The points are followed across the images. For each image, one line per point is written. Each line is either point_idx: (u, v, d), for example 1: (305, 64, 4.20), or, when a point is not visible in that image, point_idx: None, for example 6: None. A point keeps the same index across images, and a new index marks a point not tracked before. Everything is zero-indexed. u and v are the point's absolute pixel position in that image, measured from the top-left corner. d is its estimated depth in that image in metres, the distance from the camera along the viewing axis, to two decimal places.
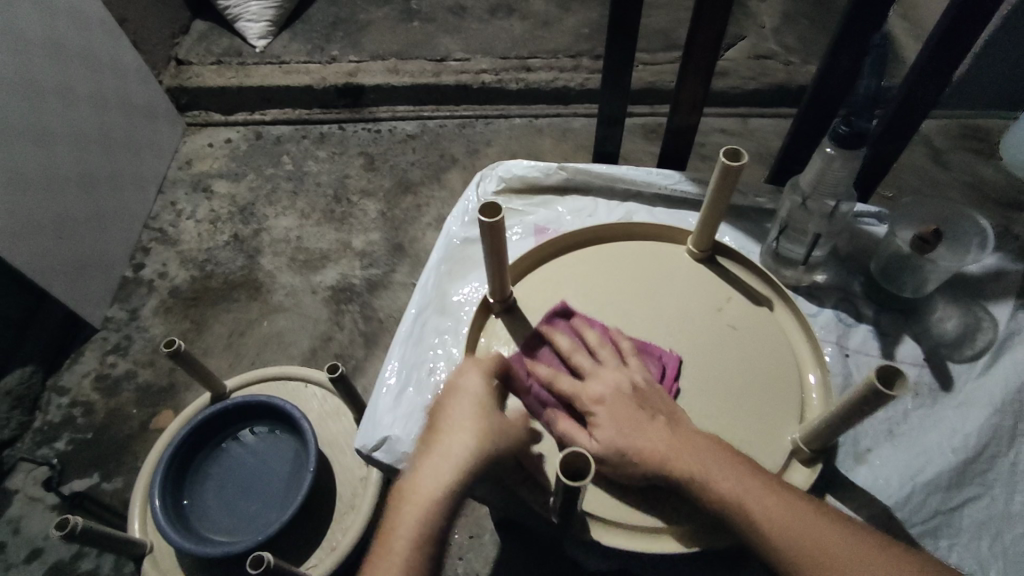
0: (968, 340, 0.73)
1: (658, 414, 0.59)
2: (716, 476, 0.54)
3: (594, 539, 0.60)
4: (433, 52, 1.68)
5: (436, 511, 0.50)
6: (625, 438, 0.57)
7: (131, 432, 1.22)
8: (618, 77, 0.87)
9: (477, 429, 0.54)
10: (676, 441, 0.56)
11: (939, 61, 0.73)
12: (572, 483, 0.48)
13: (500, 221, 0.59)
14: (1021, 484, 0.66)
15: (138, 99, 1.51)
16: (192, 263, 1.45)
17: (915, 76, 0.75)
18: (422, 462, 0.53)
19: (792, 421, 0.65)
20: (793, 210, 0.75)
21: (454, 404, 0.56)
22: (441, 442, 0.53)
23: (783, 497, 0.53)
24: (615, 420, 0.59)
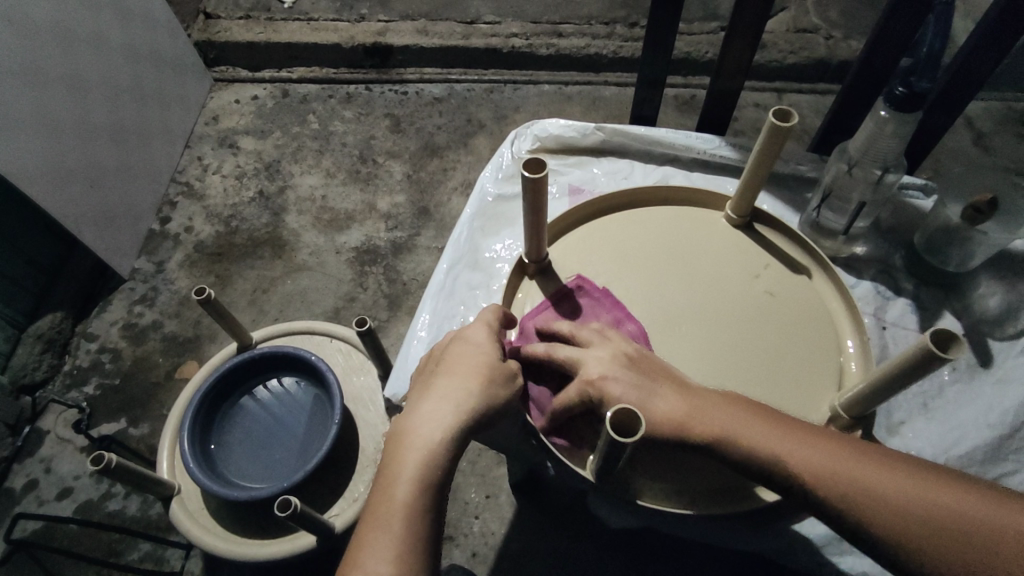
0: (1011, 317, 0.71)
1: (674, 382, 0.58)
2: (711, 415, 0.54)
3: (636, 501, 0.61)
4: (463, 14, 1.65)
5: (434, 450, 0.55)
6: (638, 399, 0.56)
7: (157, 380, 1.25)
8: (661, 38, 0.84)
9: (477, 376, 0.59)
10: (691, 405, 0.55)
11: (1001, 31, 0.70)
12: (622, 439, 0.48)
13: (543, 178, 0.59)
14: None
15: (169, 52, 1.50)
16: (218, 218, 1.46)
17: (972, 44, 0.72)
18: (421, 399, 0.59)
19: (831, 389, 0.65)
20: (839, 177, 0.75)
21: (459, 351, 0.61)
22: (440, 384, 0.58)
23: (813, 440, 0.53)
24: (630, 392, 0.56)
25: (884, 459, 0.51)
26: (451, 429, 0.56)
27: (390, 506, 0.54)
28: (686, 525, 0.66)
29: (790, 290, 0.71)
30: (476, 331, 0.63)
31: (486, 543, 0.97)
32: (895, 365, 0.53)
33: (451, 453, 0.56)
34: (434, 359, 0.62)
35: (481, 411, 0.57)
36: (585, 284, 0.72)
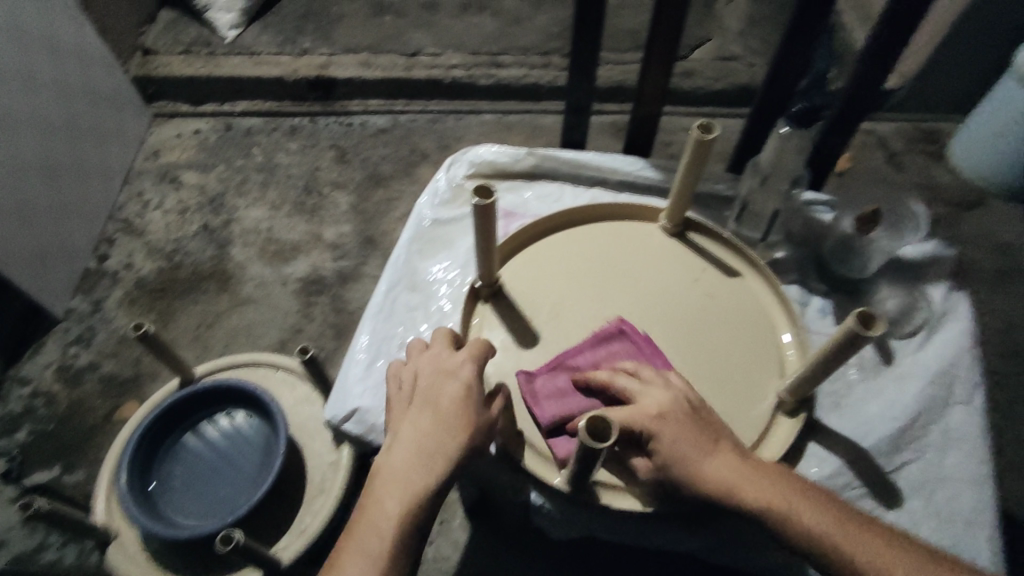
0: (906, 318, 0.77)
1: (718, 444, 0.57)
2: (770, 488, 0.55)
3: (605, 503, 0.64)
4: (404, 47, 1.69)
5: (406, 480, 0.57)
6: (698, 459, 0.56)
7: (94, 424, 1.21)
8: (584, 68, 0.89)
9: (443, 411, 0.59)
10: (750, 473, 0.56)
11: (884, 53, 0.78)
12: (595, 444, 0.50)
13: (493, 204, 0.62)
14: (954, 448, 0.69)
15: (105, 88, 1.48)
16: (160, 253, 1.43)
17: (860, 66, 0.80)
18: (404, 444, 0.58)
19: (771, 377, 0.71)
20: (753, 191, 0.81)
21: (434, 385, 0.61)
22: (413, 418, 0.60)
23: (842, 519, 0.54)
24: (688, 442, 0.57)
25: (940, 566, 0.52)
26: (420, 458, 0.57)
27: (362, 532, 0.56)
28: (632, 528, 0.68)
29: (729, 294, 0.76)
30: (451, 363, 0.62)
31: (439, 568, 0.97)
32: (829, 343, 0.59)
33: (431, 497, 0.57)
34: (421, 395, 0.61)
35: (451, 445, 0.58)
36: (628, 328, 0.70)
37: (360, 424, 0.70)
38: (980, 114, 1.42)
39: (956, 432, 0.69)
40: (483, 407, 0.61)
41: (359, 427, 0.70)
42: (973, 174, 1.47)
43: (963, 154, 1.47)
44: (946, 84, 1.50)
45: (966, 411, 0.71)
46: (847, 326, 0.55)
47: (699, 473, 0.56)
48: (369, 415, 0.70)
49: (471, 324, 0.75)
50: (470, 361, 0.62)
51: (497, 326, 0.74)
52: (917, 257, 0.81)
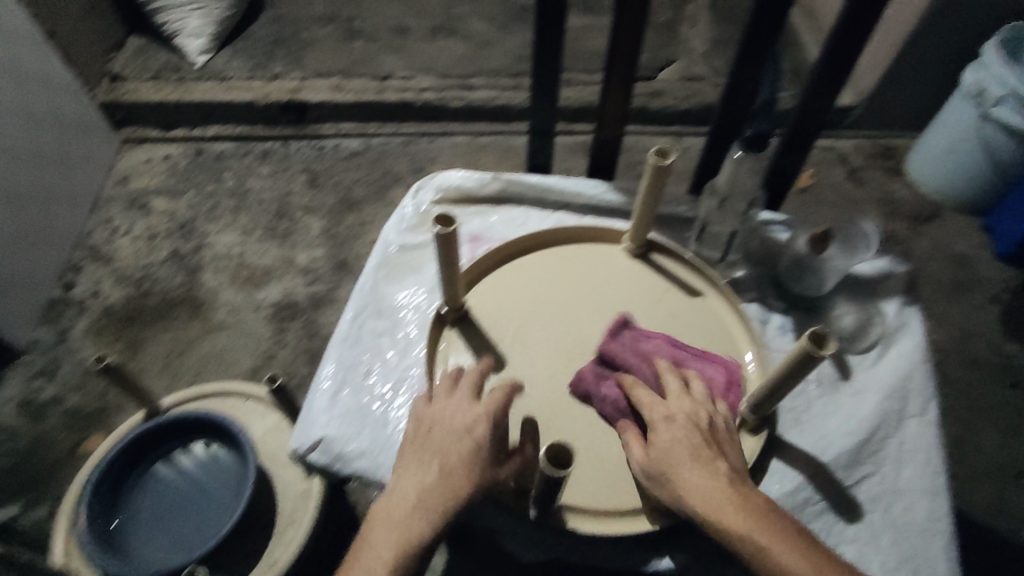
0: (863, 333, 0.79)
1: (719, 466, 0.56)
2: (750, 519, 0.53)
3: (572, 528, 0.64)
4: (376, 70, 1.69)
5: (399, 529, 0.56)
6: (684, 465, 0.56)
7: (58, 458, 1.18)
8: (548, 93, 0.91)
9: (445, 463, 0.57)
10: (735, 500, 0.54)
11: (834, 73, 0.80)
12: (555, 472, 0.51)
13: (454, 232, 0.62)
14: (909, 460, 0.70)
15: (71, 115, 1.45)
16: (128, 281, 1.41)
17: (811, 88, 0.82)
18: (404, 492, 0.57)
19: None
20: (712, 211, 0.84)
21: (438, 433, 0.60)
22: (412, 465, 0.59)
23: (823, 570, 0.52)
24: (685, 447, 0.57)
25: None
26: (415, 508, 0.56)
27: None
28: (602, 553, 0.68)
29: (692, 313, 0.78)
30: (459, 413, 0.60)
31: None
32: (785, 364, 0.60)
33: (423, 548, 0.56)
34: (432, 444, 0.59)
35: (447, 499, 0.56)
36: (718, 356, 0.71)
37: (326, 453, 0.70)
38: (934, 131, 1.47)
39: (911, 444, 0.71)
40: (491, 459, 0.58)
41: (325, 457, 0.69)
42: (929, 188, 1.52)
43: (919, 169, 1.53)
44: (902, 102, 1.55)
45: (920, 423, 0.72)
46: (799, 345, 0.57)
47: (688, 489, 0.55)
48: (335, 445, 0.70)
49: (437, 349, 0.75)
50: (484, 413, 0.59)
51: (463, 351, 0.74)
52: (871, 273, 0.83)
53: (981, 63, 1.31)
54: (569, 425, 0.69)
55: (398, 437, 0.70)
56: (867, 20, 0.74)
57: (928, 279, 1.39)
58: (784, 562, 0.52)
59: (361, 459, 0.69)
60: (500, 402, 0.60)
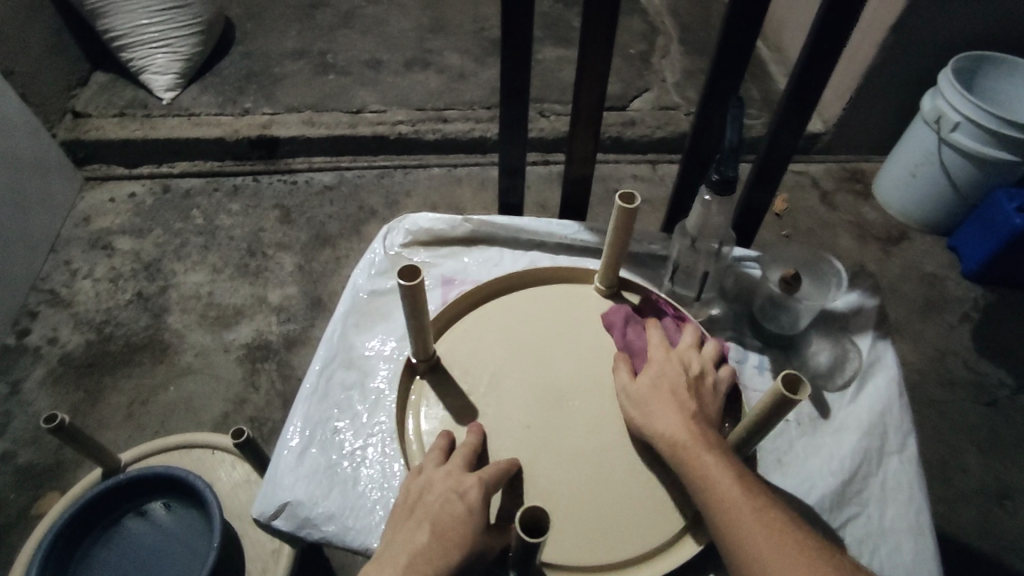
0: (838, 370, 0.77)
1: (689, 403, 0.63)
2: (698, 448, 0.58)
3: None
4: (349, 104, 1.68)
5: None
6: (656, 395, 0.64)
7: (8, 520, 1.10)
8: (517, 131, 0.90)
9: (436, 524, 0.55)
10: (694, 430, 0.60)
11: (797, 109, 0.77)
12: (530, 538, 0.48)
13: (420, 284, 0.59)
14: (893, 499, 0.68)
15: (28, 155, 1.40)
16: (89, 325, 1.35)
17: (776, 123, 0.79)
18: (395, 553, 0.53)
19: None
20: (683, 251, 0.81)
21: (429, 493, 0.58)
22: (401, 531, 0.55)
23: (751, 495, 0.54)
24: (665, 383, 0.65)
25: None
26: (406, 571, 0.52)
27: None
28: None
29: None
30: (448, 476, 0.59)
31: None
32: (761, 403, 0.58)
33: None
34: (423, 510, 0.56)
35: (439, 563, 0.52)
36: None
37: (292, 519, 0.65)
38: (897, 155, 1.51)
39: (892, 482, 0.68)
40: (484, 528, 0.56)
41: (291, 523, 0.65)
42: (896, 210, 1.55)
43: (886, 192, 1.56)
44: (868, 127, 1.59)
45: (901, 460, 0.70)
46: (773, 385, 0.55)
47: (657, 413, 0.63)
48: (301, 509, 0.65)
49: (408, 399, 0.72)
50: (476, 475, 0.58)
51: (434, 402, 0.71)
52: (843, 309, 0.81)
53: (937, 90, 1.35)
54: (548, 477, 0.66)
55: (368, 498, 0.66)
56: (830, 61, 0.72)
57: (902, 300, 1.41)
58: (712, 475, 0.56)
59: (329, 523, 0.65)
60: (497, 473, 0.60)
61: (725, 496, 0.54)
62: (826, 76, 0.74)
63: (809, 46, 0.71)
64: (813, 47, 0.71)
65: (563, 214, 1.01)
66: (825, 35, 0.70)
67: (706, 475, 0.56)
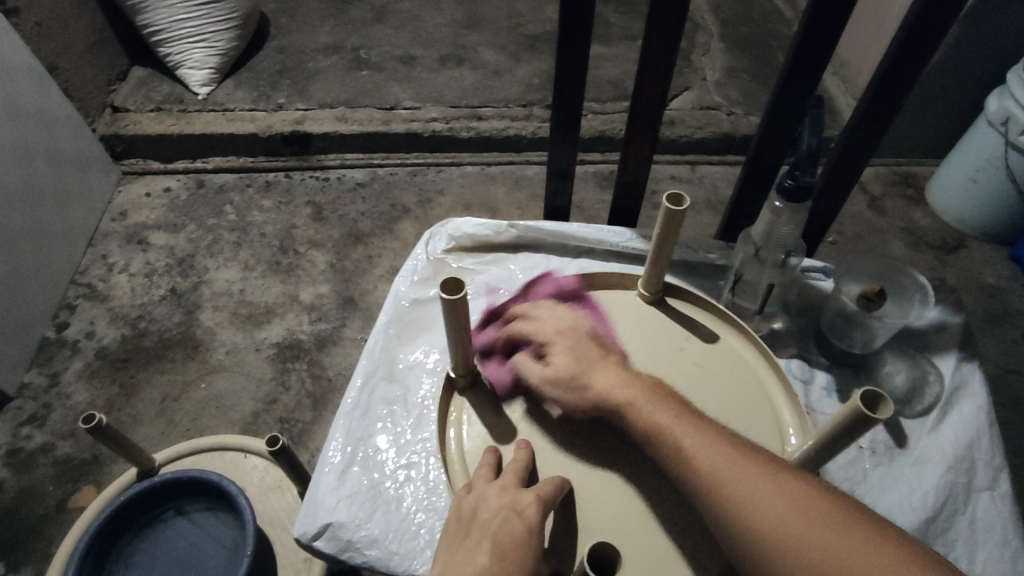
0: (917, 394, 0.72)
1: (608, 360, 0.63)
2: (640, 400, 0.59)
3: None
4: (383, 101, 1.65)
5: None
6: (576, 364, 0.63)
7: (45, 513, 1.10)
8: (566, 134, 0.86)
9: (497, 545, 0.51)
10: (628, 382, 0.61)
11: (877, 113, 0.72)
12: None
13: (462, 298, 0.56)
14: (983, 541, 0.63)
15: (69, 148, 1.40)
16: (124, 320, 1.35)
17: (853, 128, 0.74)
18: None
19: (777, 453, 0.65)
20: (747, 260, 0.76)
21: (484, 508, 0.55)
22: (460, 551, 0.52)
23: (726, 450, 0.54)
24: (574, 349, 0.64)
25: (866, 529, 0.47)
26: None
27: None
28: None
29: (723, 365, 0.72)
30: (501, 492, 0.56)
31: None
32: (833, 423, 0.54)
33: None
34: (481, 530, 0.53)
35: None
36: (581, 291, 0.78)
37: (334, 542, 0.63)
38: (957, 159, 1.43)
39: (982, 522, 0.64)
40: (541, 549, 0.53)
41: (333, 546, 0.62)
42: (952, 218, 1.47)
43: (941, 197, 1.48)
44: (924, 129, 1.51)
45: (992, 497, 0.66)
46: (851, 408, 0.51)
47: (590, 378, 0.62)
48: (344, 531, 0.63)
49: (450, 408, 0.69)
50: (533, 492, 0.55)
51: (475, 419, 0.68)
52: (924, 327, 0.76)
53: (1006, 90, 1.27)
54: (602, 503, 0.62)
55: (412, 521, 0.63)
56: (915, 63, 0.67)
57: None
58: (663, 422, 0.57)
59: (372, 547, 0.62)
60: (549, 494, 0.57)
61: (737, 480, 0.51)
62: (911, 79, 0.68)
63: (894, 47, 0.66)
64: (899, 48, 0.66)
65: (610, 220, 0.97)
66: (916, 34, 0.64)
67: (678, 442, 0.55)
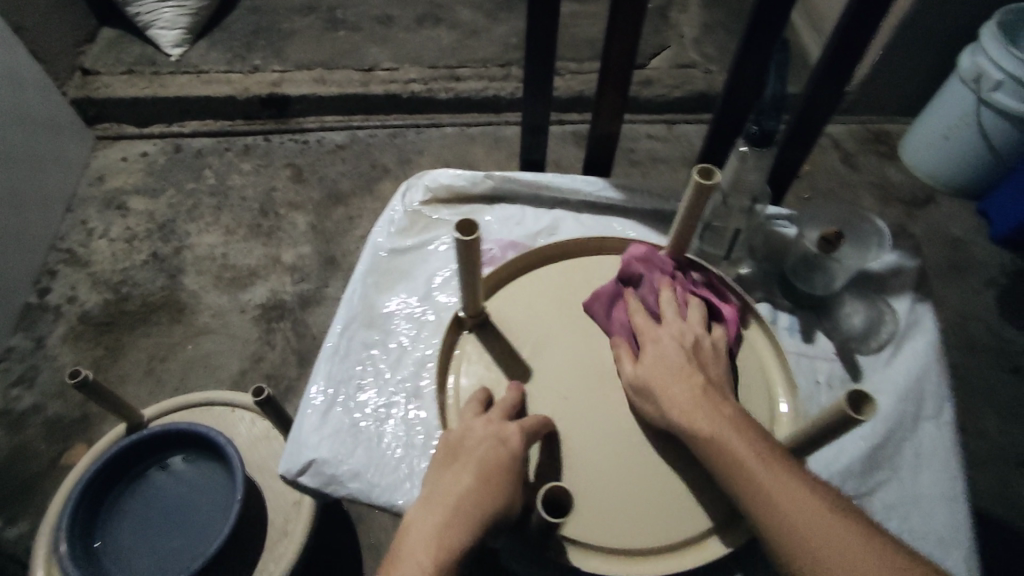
0: (873, 333, 0.76)
1: (695, 378, 0.60)
2: (697, 413, 0.56)
3: (574, 563, 0.60)
4: (360, 61, 1.64)
5: (449, 535, 0.50)
6: (657, 376, 0.61)
7: (38, 470, 1.13)
8: (539, 87, 0.87)
9: (481, 466, 0.54)
10: (697, 401, 0.57)
11: (841, 59, 0.73)
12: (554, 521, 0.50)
13: (477, 239, 0.59)
14: (926, 465, 0.68)
15: (40, 112, 1.38)
16: (106, 284, 1.36)
17: (819, 76, 0.76)
18: (441, 494, 0.53)
19: (758, 381, 0.70)
20: (716, 208, 0.78)
21: (469, 437, 0.58)
22: (445, 473, 0.55)
23: (716, 410, 0.56)
24: (667, 363, 0.62)
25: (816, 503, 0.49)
26: (455, 509, 0.51)
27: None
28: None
29: None
30: (488, 424, 0.59)
31: None
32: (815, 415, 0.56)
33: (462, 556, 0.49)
34: (466, 453, 0.56)
35: (487, 505, 0.52)
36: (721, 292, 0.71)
37: (319, 477, 0.66)
38: (929, 116, 1.45)
39: (927, 448, 0.69)
40: (522, 473, 0.57)
41: (318, 480, 0.66)
42: (924, 172, 1.50)
43: (913, 153, 1.51)
44: (897, 86, 1.53)
45: (937, 425, 0.70)
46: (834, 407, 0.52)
47: (664, 396, 0.59)
48: (328, 467, 0.66)
49: (450, 357, 0.72)
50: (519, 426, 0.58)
51: (472, 365, 0.70)
52: (881, 270, 0.80)
53: (977, 47, 1.29)
54: (579, 436, 0.66)
55: (393, 456, 0.67)
56: (878, 8, 0.68)
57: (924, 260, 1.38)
58: (709, 430, 0.55)
59: (354, 481, 0.66)
60: (529, 426, 0.60)
61: (780, 507, 0.49)
62: (873, 24, 0.70)
63: None
64: None
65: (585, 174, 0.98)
66: None
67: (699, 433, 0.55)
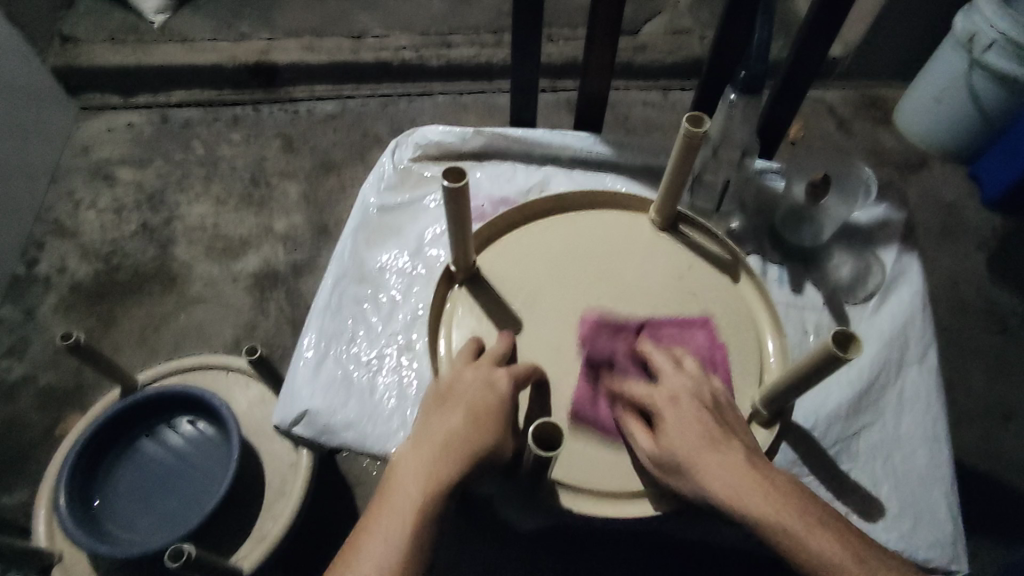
0: (861, 283, 0.77)
1: (728, 445, 0.54)
2: (738, 486, 0.51)
3: (566, 504, 0.61)
4: (350, 29, 1.61)
5: (437, 481, 0.52)
6: (683, 447, 0.54)
7: (33, 440, 1.13)
8: (529, 44, 0.86)
9: (470, 410, 0.55)
10: (738, 474, 0.52)
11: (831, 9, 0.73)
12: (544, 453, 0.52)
13: (465, 186, 0.58)
14: (909, 409, 0.70)
15: (22, 80, 1.35)
16: (96, 255, 1.34)
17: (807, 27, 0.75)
18: (431, 436, 0.54)
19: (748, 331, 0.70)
20: (706, 160, 0.80)
21: (460, 382, 0.58)
22: (435, 416, 0.56)
23: (718, 451, 0.53)
24: (689, 429, 0.55)
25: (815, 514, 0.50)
26: (443, 446, 0.53)
27: (376, 518, 0.52)
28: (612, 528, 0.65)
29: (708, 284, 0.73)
30: (478, 368, 0.59)
31: None
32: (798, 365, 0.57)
33: (448, 494, 0.52)
34: (457, 396, 0.57)
35: (475, 447, 0.53)
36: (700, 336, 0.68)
37: (311, 427, 0.67)
38: (922, 81, 1.45)
39: (909, 392, 0.70)
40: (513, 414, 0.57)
41: (312, 431, 0.66)
42: (918, 138, 1.50)
43: (907, 118, 1.51)
44: (890, 52, 1.52)
45: (920, 369, 0.71)
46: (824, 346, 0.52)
47: (701, 472, 0.52)
48: (321, 418, 0.67)
49: (442, 311, 0.72)
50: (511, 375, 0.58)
51: (463, 317, 0.70)
52: (870, 223, 0.80)
53: (971, 9, 1.27)
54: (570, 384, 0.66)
55: (385, 406, 0.68)
56: None
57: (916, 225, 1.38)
58: (749, 499, 0.50)
59: (347, 431, 0.66)
60: (519, 372, 0.59)
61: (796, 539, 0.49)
62: None
63: None
64: None
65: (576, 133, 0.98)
66: None
67: (735, 499, 0.50)
